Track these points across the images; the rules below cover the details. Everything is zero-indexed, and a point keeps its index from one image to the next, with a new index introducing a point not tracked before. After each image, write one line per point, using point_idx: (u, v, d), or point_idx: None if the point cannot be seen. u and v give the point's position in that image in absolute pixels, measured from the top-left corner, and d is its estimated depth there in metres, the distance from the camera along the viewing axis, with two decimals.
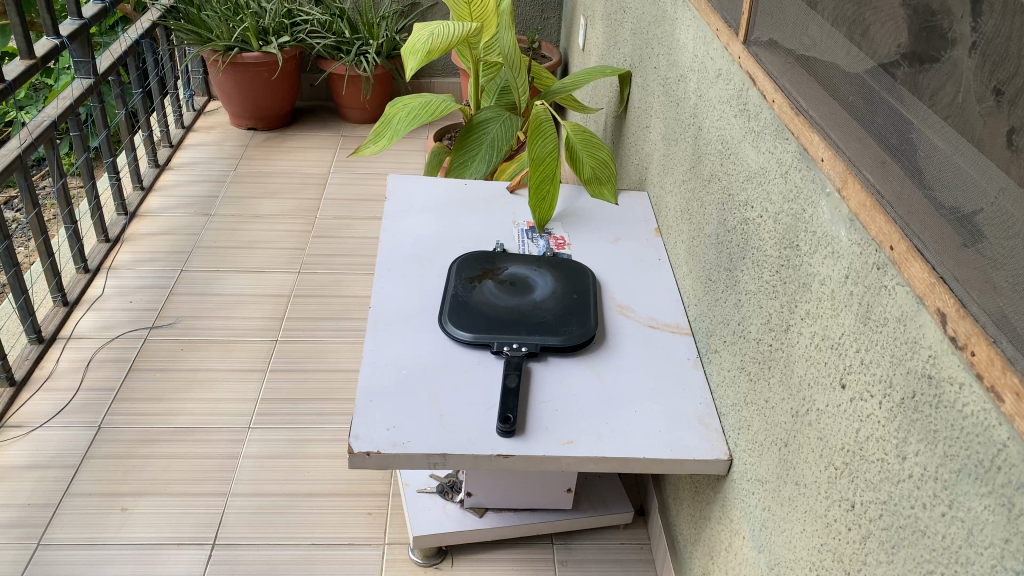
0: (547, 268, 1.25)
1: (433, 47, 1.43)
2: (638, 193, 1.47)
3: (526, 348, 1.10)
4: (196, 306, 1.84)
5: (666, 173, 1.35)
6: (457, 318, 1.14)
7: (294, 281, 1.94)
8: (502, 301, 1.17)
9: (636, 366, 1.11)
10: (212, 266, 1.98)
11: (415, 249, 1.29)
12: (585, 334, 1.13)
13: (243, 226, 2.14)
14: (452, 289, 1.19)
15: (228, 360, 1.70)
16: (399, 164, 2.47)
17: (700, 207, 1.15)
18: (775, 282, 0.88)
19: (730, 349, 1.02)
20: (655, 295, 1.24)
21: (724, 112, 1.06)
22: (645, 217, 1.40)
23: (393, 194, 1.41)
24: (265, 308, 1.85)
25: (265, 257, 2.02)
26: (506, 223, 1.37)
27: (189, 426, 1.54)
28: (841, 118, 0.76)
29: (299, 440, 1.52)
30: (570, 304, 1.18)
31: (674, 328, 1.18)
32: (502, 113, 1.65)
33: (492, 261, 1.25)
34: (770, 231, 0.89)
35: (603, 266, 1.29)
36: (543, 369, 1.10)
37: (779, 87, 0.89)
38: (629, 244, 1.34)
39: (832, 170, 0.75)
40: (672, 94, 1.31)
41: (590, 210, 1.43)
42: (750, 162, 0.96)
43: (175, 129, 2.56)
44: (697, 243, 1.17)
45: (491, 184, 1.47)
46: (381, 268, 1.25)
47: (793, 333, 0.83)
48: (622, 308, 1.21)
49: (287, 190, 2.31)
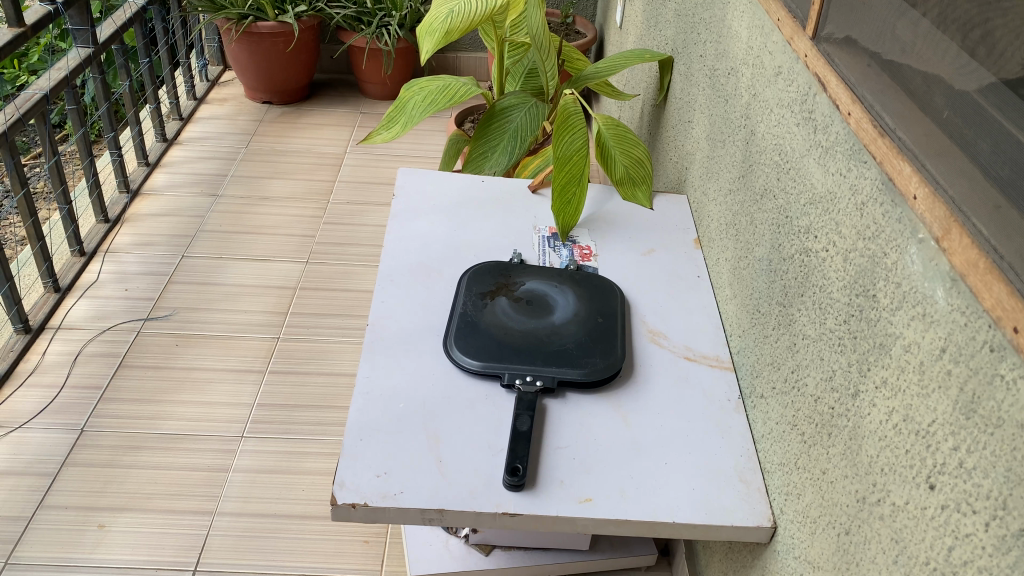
0: (570, 284, 1.10)
1: (453, 26, 1.28)
2: (676, 196, 1.31)
3: (542, 382, 0.96)
4: (195, 296, 1.72)
5: (709, 177, 1.19)
6: (464, 343, 1.00)
7: (300, 271, 1.82)
8: (518, 323, 1.03)
9: (668, 409, 0.97)
10: (214, 252, 1.86)
11: (422, 256, 1.15)
12: (610, 367, 0.98)
13: (251, 209, 2.01)
14: (460, 306, 1.05)
15: (224, 358, 1.57)
16: (421, 146, 2.33)
17: (749, 225, 1.00)
18: (843, 334, 0.73)
19: (780, 399, 0.87)
20: (691, 320, 1.09)
21: (784, 118, 0.90)
22: (684, 225, 1.25)
23: (400, 191, 1.27)
24: (268, 301, 1.72)
25: (272, 244, 1.90)
26: (526, 228, 1.22)
27: (178, 433, 1.42)
28: (943, 147, 0.60)
29: (294, 453, 1.39)
30: (593, 328, 1.03)
31: (713, 362, 1.03)
32: (528, 99, 1.50)
33: (507, 273, 1.11)
34: (838, 271, 0.74)
35: (633, 282, 1.14)
36: (560, 408, 0.96)
37: (858, 96, 0.73)
38: (663, 256, 1.19)
39: (926, 210, 0.60)
40: (720, 88, 1.16)
41: (621, 215, 1.27)
42: (815, 182, 0.81)
43: (186, 101, 2.43)
44: (744, 265, 1.01)
45: (511, 181, 1.33)
46: (384, 277, 1.11)
47: (864, 401, 0.68)
48: (653, 334, 1.07)
49: (299, 171, 2.18)
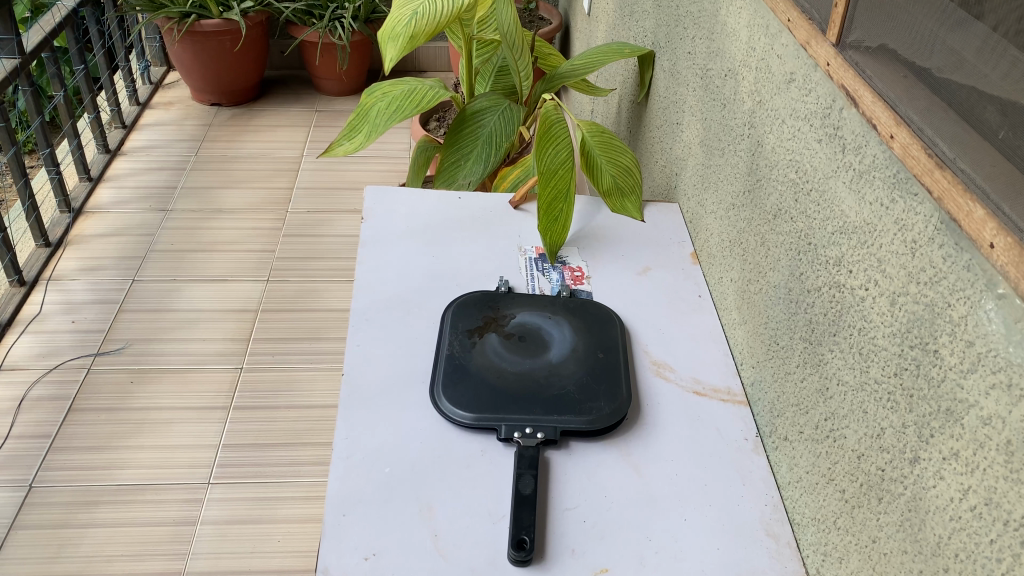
0: (564, 314, 1.01)
1: (418, 30, 1.17)
2: (668, 206, 1.22)
3: (542, 434, 0.86)
4: (149, 325, 1.60)
5: (706, 186, 1.10)
6: (453, 392, 0.90)
7: (262, 291, 1.70)
8: (512, 364, 0.93)
9: (683, 455, 0.88)
10: (167, 274, 1.73)
11: (398, 288, 1.04)
12: (617, 412, 0.89)
13: (205, 224, 1.88)
14: (446, 348, 0.95)
15: (185, 395, 1.45)
16: (382, 147, 2.21)
17: (760, 246, 0.91)
18: (894, 389, 0.64)
19: (810, 447, 0.79)
20: (698, 348, 1.00)
21: (801, 132, 0.81)
22: (679, 238, 1.16)
23: (369, 214, 1.16)
24: (229, 327, 1.60)
25: (230, 262, 1.77)
26: (511, 250, 1.12)
27: (138, 483, 1.30)
28: (1023, 184, 0.52)
29: (266, 500, 1.29)
30: (594, 367, 0.94)
31: (725, 396, 0.94)
32: (501, 102, 1.39)
33: (494, 305, 1.01)
34: (884, 315, 0.65)
35: (631, 307, 1.05)
36: (564, 463, 0.86)
37: (901, 115, 0.64)
38: (660, 275, 1.10)
39: (1009, 262, 0.51)
40: (715, 90, 1.06)
41: (612, 229, 1.18)
42: (847, 209, 0.71)
43: (129, 107, 2.27)
44: (755, 289, 0.92)
45: (489, 196, 1.22)
46: (358, 316, 1.00)
47: (927, 471, 0.60)
48: (658, 367, 0.97)
49: (254, 178, 2.04)
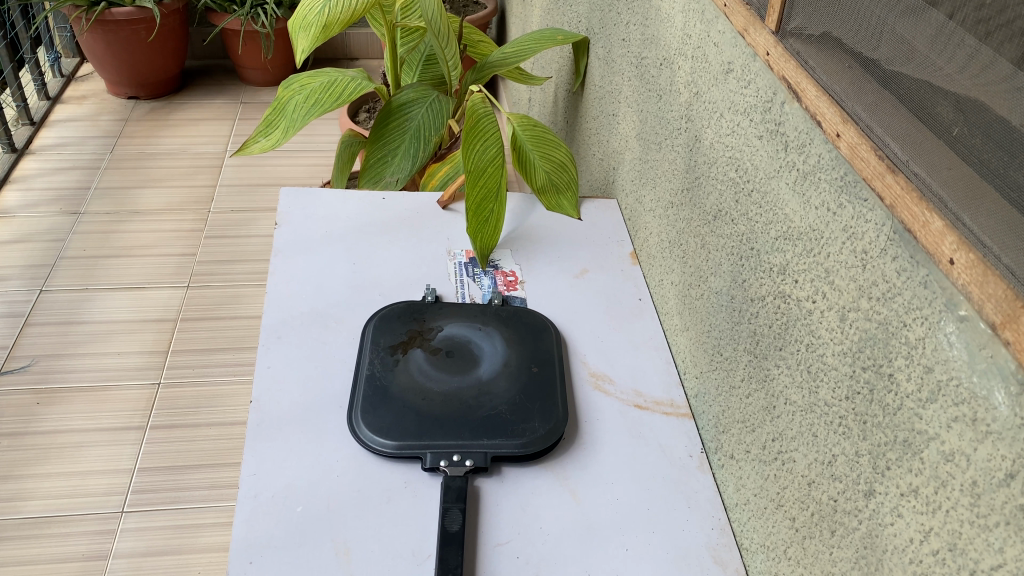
0: (495, 325, 0.93)
1: (332, 18, 1.08)
2: (606, 202, 1.15)
3: (471, 462, 0.79)
4: (57, 340, 1.48)
5: (643, 183, 1.03)
6: (373, 417, 0.82)
7: (182, 298, 1.60)
8: (438, 383, 0.86)
9: (623, 476, 0.82)
10: (78, 283, 1.61)
11: (314, 302, 0.96)
12: (552, 433, 0.82)
13: (120, 227, 1.76)
14: (366, 367, 0.87)
15: (96, 416, 1.35)
16: (312, 140, 2.11)
17: (700, 248, 0.85)
18: (846, 414, 0.58)
19: (757, 468, 0.73)
20: (639, 357, 0.94)
21: (740, 127, 0.75)
22: (617, 237, 1.09)
23: (284, 217, 1.06)
24: (147, 338, 1.50)
25: (147, 267, 1.66)
26: (439, 255, 1.04)
27: (43, 516, 1.20)
28: (984, 192, 0.46)
29: (185, 528, 1.20)
30: (527, 383, 0.87)
31: (668, 409, 0.88)
32: (428, 93, 1.31)
33: (419, 316, 0.93)
34: (834, 331, 0.59)
35: (568, 313, 0.98)
36: (496, 492, 0.79)
37: (848, 111, 0.58)
38: (598, 278, 1.03)
39: (973, 281, 0.45)
40: (651, 81, 0.99)
41: (547, 229, 1.11)
42: (791, 212, 0.65)
43: (38, 102, 2.13)
44: (696, 294, 0.86)
45: (415, 196, 1.14)
46: (270, 334, 0.91)
47: (883, 506, 0.54)
48: (597, 379, 0.91)
49: (175, 176, 1.93)
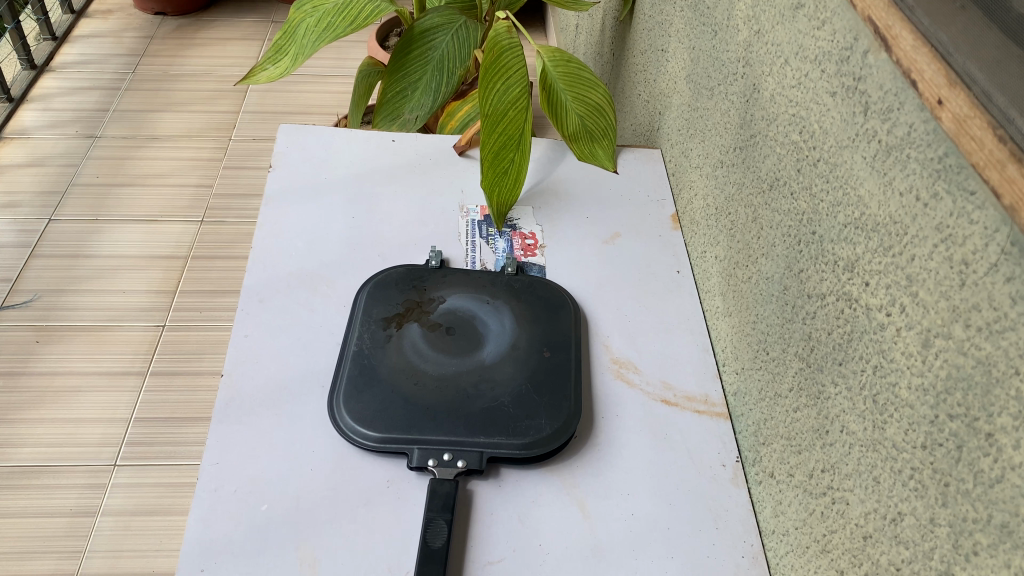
0: (506, 298, 0.81)
1: None
2: (648, 153, 1.01)
3: (463, 463, 0.68)
4: (62, 274, 1.40)
5: (691, 135, 0.88)
6: (356, 404, 0.71)
7: (195, 233, 1.50)
8: (433, 366, 0.74)
9: (642, 486, 0.70)
10: (88, 212, 1.52)
11: (304, 260, 0.85)
12: (561, 432, 0.70)
13: (136, 153, 1.67)
14: (354, 342, 0.76)
15: (96, 359, 1.28)
16: (344, 65, 1.98)
17: (750, 222, 0.71)
18: (922, 465, 0.45)
19: (802, 498, 0.60)
20: (671, 342, 0.81)
21: (808, 78, 0.60)
22: (658, 196, 0.95)
23: (279, 159, 0.95)
24: (155, 276, 1.42)
25: (160, 198, 1.57)
26: (450, 210, 0.92)
27: (33, 465, 1.14)
28: None
29: (179, 486, 1.13)
30: (536, 370, 0.75)
31: (701, 406, 0.76)
32: (455, 18, 1.14)
33: (420, 285, 0.82)
34: (912, 358, 0.46)
35: (593, 286, 0.85)
36: (492, 499, 0.68)
37: (957, 70, 0.43)
38: (632, 243, 0.90)
39: None
40: (705, 13, 0.84)
41: (577, 183, 0.97)
42: (867, 195, 0.51)
43: (62, 16, 2.03)
44: (743, 276, 0.72)
45: (429, 138, 1.01)
46: (251, 297, 0.81)
47: None
48: (619, 367, 0.78)
49: (197, 100, 1.82)
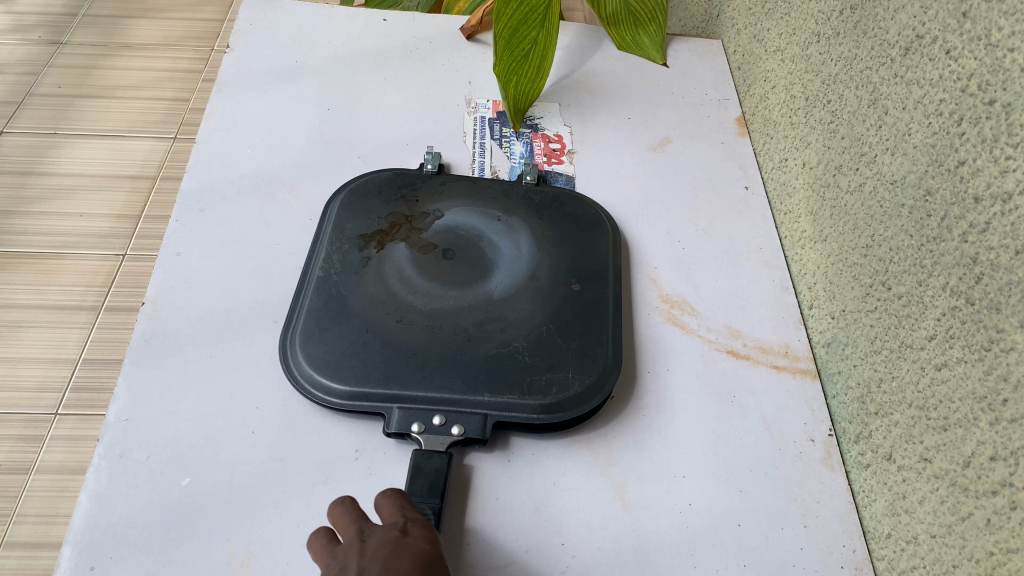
0: (523, 215, 0.62)
1: None
2: (703, 44, 0.81)
3: (460, 429, 0.49)
4: (9, 194, 1.22)
5: (768, 11, 0.68)
6: (317, 346, 0.52)
7: (166, 151, 1.31)
8: (423, 298, 0.55)
9: (703, 466, 0.51)
10: (46, 125, 1.33)
11: (264, 160, 0.66)
12: (595, 391, 0.52)
13: (105, 61, 1.47)
14: (320, 265, 0.57)
15: (43, 291, 1.10)
16: None
17: (866, 106, 0.51)
18: None
19: (951, 495, 0.41)
20: (738, 276, 0.62)
21: None
22: (718, 95, 0.75)
23: (239, 41, 0.75)
24: (118, 198, 1.23)
25: (129, 112, 1.37)
26: (454, 105, 0.72)
27: None
28: None
29: None
30: (562, 307, 0.56)
31: (779, 360, 0.57)
32: None
33: (411, 196, 0.63)
34: None
35: (636, 204, 0.66)
36: (497, 480, 0.50)
37: None
38: (686, 150, 0.70)
39: None
40: None
41: (615, 77, 0.77)
42: None
43: None
44: (850, 183, 0.53)
45: (430, 19, 0.81)
46: (191, 204, 0.62)
47: None
48: (670, 308, 0.59)
49: (177, 6, 1.62)
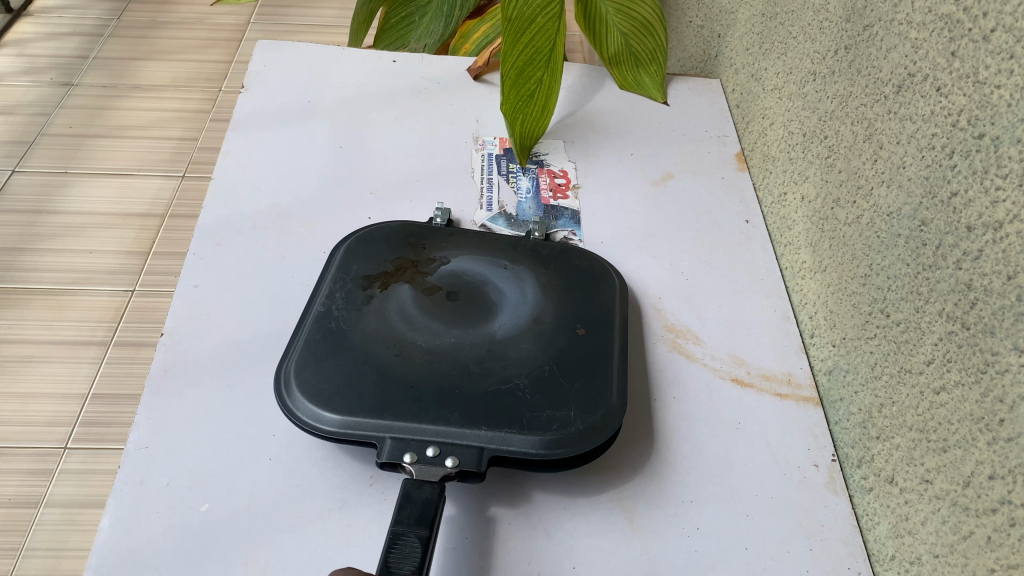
0: (528, 265, 0.63)
1: None
2: (702, 83, 0.84)
3: (453, 461, 0.48)
4: (21, 231, 1.24)
5: (765, 51, 0.71)
6: (312, 374, 0.53)
7: (175, 189, 1.34)
8: (424, 335, 0.56)
9: (709, 492, 0.52)
10: (57, 164, 1.36)
11: (277, 196, 0.68)
12: (600, 428, 0.51)
13: (115, 102, 1.50)
14: (322, 301, 0.58)
15: (54, 326, 1.11)
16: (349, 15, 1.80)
17: (861, 140, 0.53)
18: None
19: (953, 514, 0.42)
20: (740, 313, 0.63)
21: None
22: (717, 131, 0.78)
23: (252, 82, 0.78)
24: (127, 234, 1.25)
25: (139, 151, 1.40)
26: (461, 143, 0.74)
27: None
28: None
29: None
30: (562, 348, 0.56)
31: (782, 390, 0.58)
32: None
33: (418, 238, 0.64)
34: None
35: (639, 235, 0.68)
36: (498, 511, 0.51)
37: None
38: (687, 185, 0.73)
39: None
40: None
41: (618, 114, 0.80)
42: None
43: None
44: (848, 215, 0.55)
45: (437, 61, 0.84)
46: (206, 239, 0.64)
47: None
48: (676, 336, 0.61)
49: (186, 48, 1.65)
